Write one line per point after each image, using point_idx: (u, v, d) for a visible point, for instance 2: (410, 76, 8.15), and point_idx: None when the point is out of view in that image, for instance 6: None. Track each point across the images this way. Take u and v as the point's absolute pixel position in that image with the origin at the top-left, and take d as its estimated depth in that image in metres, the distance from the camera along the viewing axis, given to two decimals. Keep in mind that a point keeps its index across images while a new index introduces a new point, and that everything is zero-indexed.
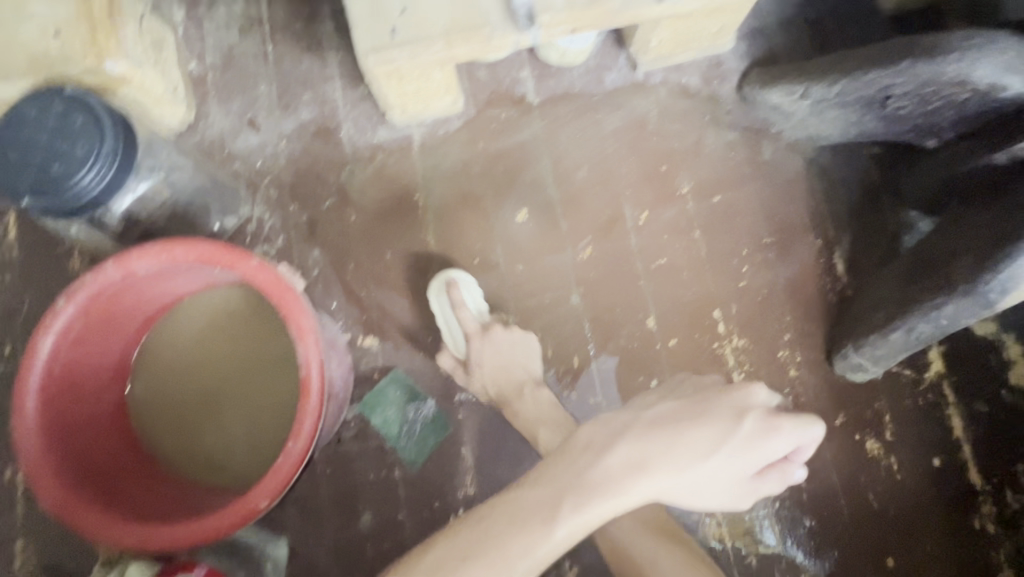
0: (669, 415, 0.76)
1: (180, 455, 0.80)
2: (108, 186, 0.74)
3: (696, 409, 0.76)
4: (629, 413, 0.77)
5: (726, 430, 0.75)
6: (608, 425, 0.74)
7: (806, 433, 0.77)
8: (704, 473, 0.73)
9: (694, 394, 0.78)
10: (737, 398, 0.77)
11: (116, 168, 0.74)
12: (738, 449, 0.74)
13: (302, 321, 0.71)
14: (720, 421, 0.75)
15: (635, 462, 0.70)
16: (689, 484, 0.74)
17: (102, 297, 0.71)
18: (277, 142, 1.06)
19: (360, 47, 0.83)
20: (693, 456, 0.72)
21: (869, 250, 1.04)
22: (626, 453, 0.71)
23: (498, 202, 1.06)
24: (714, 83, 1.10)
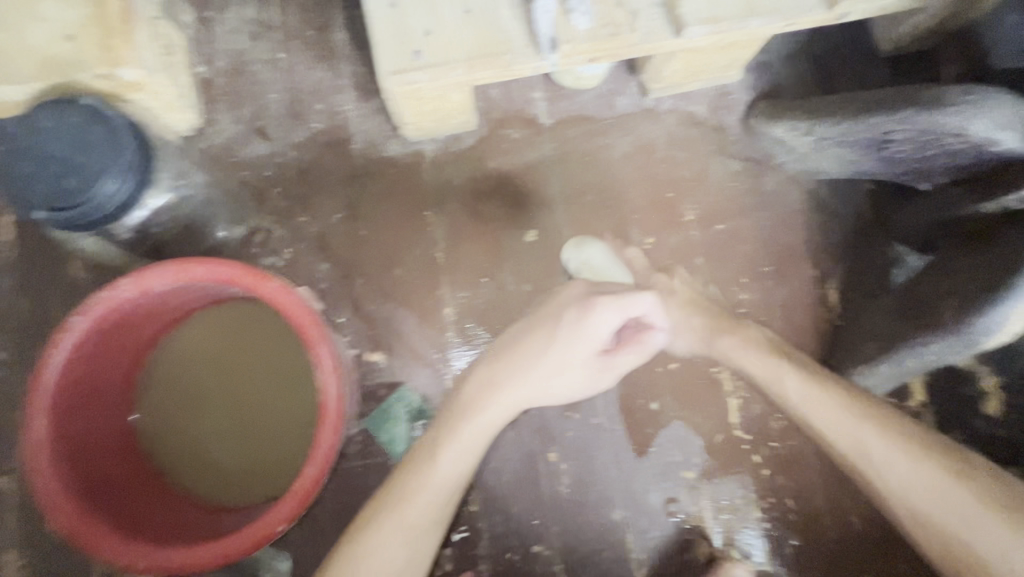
0: (524, 328, 0.81)
1: (185, 474, 0.79)
2: (127, 200, 0.74)
3: (547, 317, 0.80)
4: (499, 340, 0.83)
5: (558, 322, 0.78)
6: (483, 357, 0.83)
7: (632, 306, 0.77)
8: (568, 365, 0.78)
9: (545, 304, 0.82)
10: (570, 296, 0.80)
11: (132, 183, 0.74)
12: (569, 339, 0.77)
13: (321, 346, 0.71)
14: (560, 320, 0.78)
15: (500, 381, 0.78)
16: (561, 379, 0.78)
17: (116, 313, 0.70)
18: (286, 151, 1.05)
19: (383, 68, 0.84)
20: (541, 354, 0.77)
21: (860, 282, 1.09)
22: (492, 372, 0.79)
23: (507, 221, 1.07)
24: (721, 113, 1.13)
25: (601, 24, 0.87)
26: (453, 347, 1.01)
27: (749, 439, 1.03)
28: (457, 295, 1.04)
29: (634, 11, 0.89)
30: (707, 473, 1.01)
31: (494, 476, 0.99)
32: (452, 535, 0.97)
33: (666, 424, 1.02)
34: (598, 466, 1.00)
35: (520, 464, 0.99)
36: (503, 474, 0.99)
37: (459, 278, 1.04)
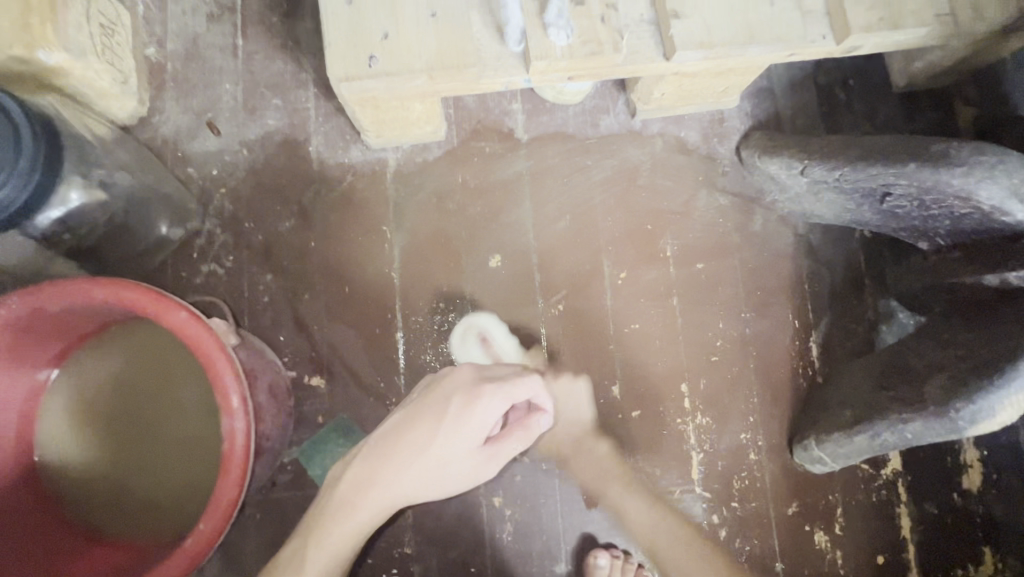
0: (395, 420, 0.73)
1: (91, 498, 0.74)
2: (23, 206, 0.65)
3: (422, 407, 0.72)
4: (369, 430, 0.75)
5: (438, 414, 0.71)
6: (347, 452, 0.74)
7: (519, 392, 0.71)
8: (447, 459, 0.71)
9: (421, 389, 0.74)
10: (451, 381, 0.73)
11: (33, 188, 0.65)
12: (450, 432, 0.70)
13: (232, 390, 0.64)
14: (439, 411, 0.71)
15: (370, 479, 0.71)
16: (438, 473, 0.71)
17: (5, 334, 0.63)
18: (238, 149, 0.97)
19: (333, 73, 0.75)
20: (418, 450, 0.70)
21: (845, 337, 1.02)
22: (361, 471, 0.71)
23: (471, 243, 0.99)
24: (713, 142, 1.05)
25: (581, 40, 0.78)
26: (400, 376, 0.94)
27: (708, 496, 0.96)
28: (409, 320, 0.96)
29: (620, 28, 0.80)
30: (659, 530, 0.95)
31: (433, 517, 0.93)
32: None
33: (622, 475, 0.96)
34: (544, 514, 0.94)
35: (462, 506, 0.93)
36: (442, 515, 0.93)
37: (413, 302, 0.97)
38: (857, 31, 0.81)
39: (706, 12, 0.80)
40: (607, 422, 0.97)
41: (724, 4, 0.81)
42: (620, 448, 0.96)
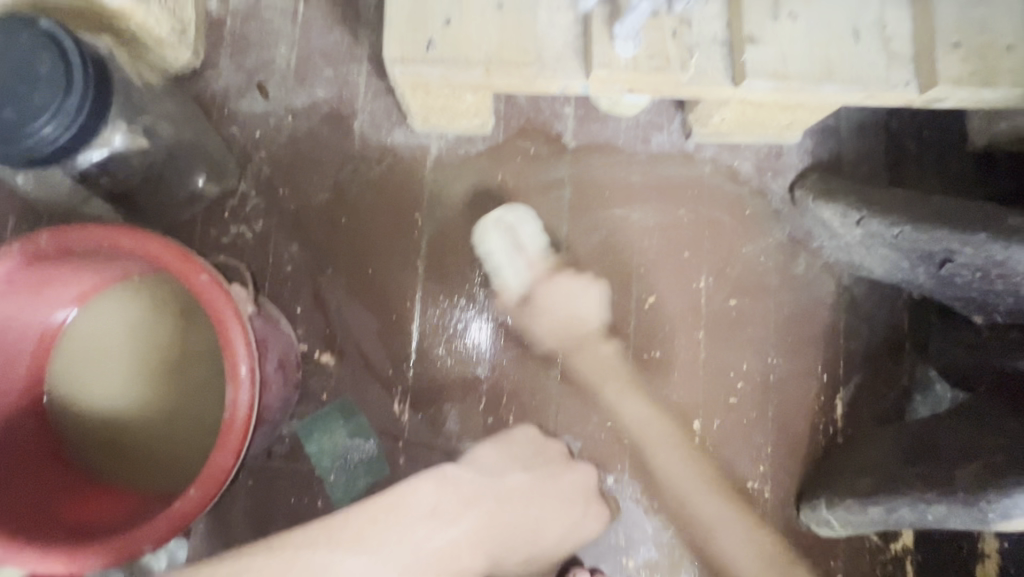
0: (521, 494, 0.92)
1: (91, 444, 0.74)
2: (59, 149, 0.64)
3: (547, 488, 0.91)
4: (482, 480, 0.91)
5: (567, 511, 0.91)
6: (459, 489, 0.90)
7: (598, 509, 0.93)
8: (541, 543, 0.92)
9: (547, 471, 0.92)
10: (582, 487, 0.92)
11: (76, 130, 0.64)
12: (549, 514, 0.91)
13: (240, 359, 0.63)
14: (572, 506, 0.91)
15: (485, 532, 0.91)
16: (519, 555, 0.91)
17: (32, 266, 0.63)
18: (284, 115, 0.97)
19: (389, 53, 0.73)
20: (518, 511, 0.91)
21: (874, 400, 0.97)
22: (475, 522, 0.90)
23: (501, 244, 0.97)
24: (766, 176, 1.00)
25: (648, 54, 0.75)
26: (410, 366, 0.93)
27: (704, 541, 0.93)
28: (428, 312, 0.95)
29: (691, 46, 0.76)
30: (647, 565, 0.92)
31: None
32: None
33: (619, 503, 0.93)
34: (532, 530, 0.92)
35: None
36: None
37: (434, 294, 0.95)
38: (944, 82, 0.76)
39: (784, 41, 0.76)
40: (611, 447, 0.94)
41: (805, 35, 0.76)
42: (621, 476, 0.93)
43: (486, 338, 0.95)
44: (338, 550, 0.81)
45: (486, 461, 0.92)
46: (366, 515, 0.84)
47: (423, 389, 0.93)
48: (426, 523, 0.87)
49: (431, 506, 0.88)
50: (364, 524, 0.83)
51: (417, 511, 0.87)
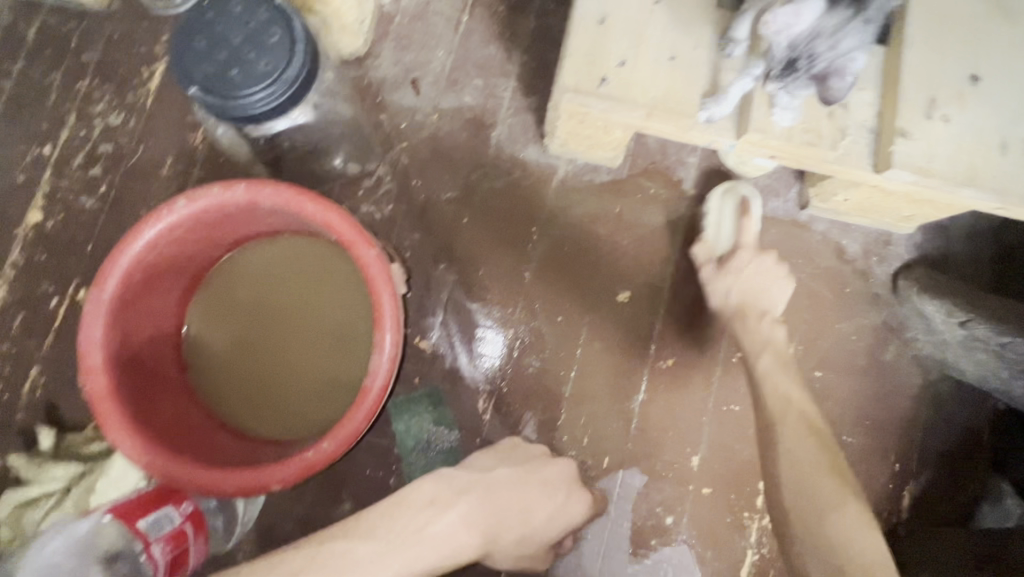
0: (508, 481, 0.82)
1: (217, 379, 0.80)
2: (254, 117, 0.71)
3: (531, 483, 0.83)
4: (472, 474, 0.80)
5: (550, 492, 0.85)
6: (452, 481, 0.77)
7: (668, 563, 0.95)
8: (533, 524, 0.83)
9: (526, 461, 0.85)
10: (564, 474, 0.87)
11: (275, 106, 0.71)
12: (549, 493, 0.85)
13: (388, 333, 0.68)
14: (551, 490, 0.85)
15: (478, 514, 0.77)
16: (513, 537, 0.81)
17: (221, 210, 0.71)
18: (430, 112, 1.03)
19: (563, 80, 0.79)
20: (529, 511, 0.83)
21: (942, 500, 0.97)
22: (475, 506, 0.77)
23: (605, 272, 1.01)
24: (871, 260, 1.03)
25: (800, 127, 0.79)
26: (500, 368, 0.97)
27: None
28: (526, 321, 0.99)
29: (844, 127, 0.80)
30: None
31: None
32: None
33: (672, 545, 0.95)
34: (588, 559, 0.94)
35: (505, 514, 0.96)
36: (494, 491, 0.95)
37: (535, 306, 0.99)
38: None
39: (933, 141, 0.79)
40: (674, 488, 0.96)
41: (954, 139, 0.79)
42: (679, 518, 0.95)
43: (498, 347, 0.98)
44: (354, 537, 0.68)
45: (477, 459, 0.83)
46: (373, 510, 0.71)
47: (508, 392, 0.97)
48: (411, 519, 0.72)
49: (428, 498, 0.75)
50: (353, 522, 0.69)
51: (415, 498, 0.73)
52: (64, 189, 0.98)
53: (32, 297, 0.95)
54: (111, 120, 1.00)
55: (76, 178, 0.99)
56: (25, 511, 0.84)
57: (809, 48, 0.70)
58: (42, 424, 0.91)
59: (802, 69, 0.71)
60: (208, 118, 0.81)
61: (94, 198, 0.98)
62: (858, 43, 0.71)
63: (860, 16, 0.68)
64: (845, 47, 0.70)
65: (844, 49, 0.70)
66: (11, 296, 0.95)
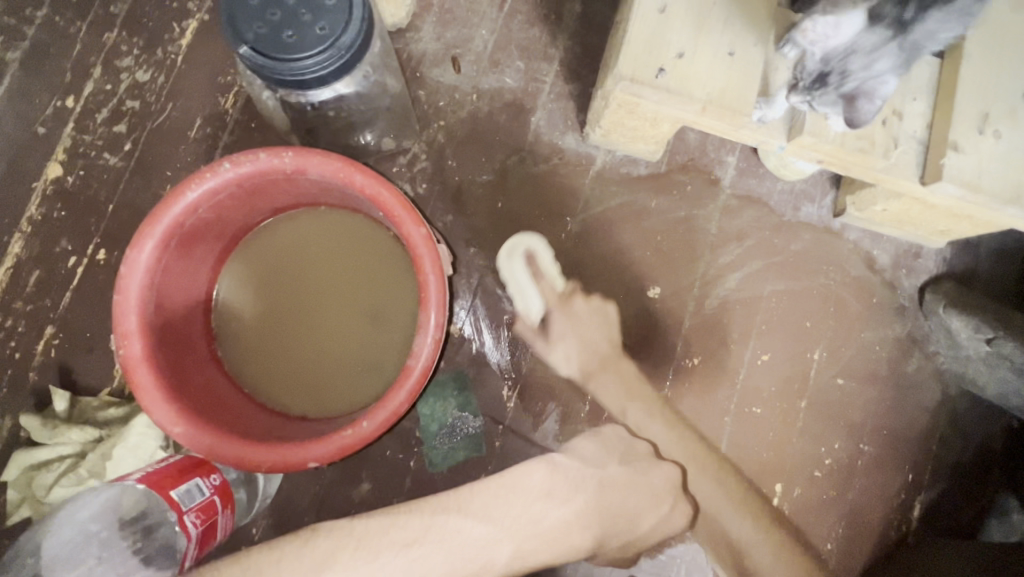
0: (619, 482, 0.94)
1: (247, 350, 0.78)
2: (298, 84, 0.69)
3: (642, 486, 0.95)
4: (589, 470, 0.93)
5: (659, 501, 0.95)
6: (569, 478, 0.92)
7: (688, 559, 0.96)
8: (639, 530, 0.95)
9: (641, 465, 0.96)
10: (669, 482, 0.96)
11: (319, 77, 0.68)
12: (654, 497, 0.95)
13: (432, 315, 0.66)
14: (660, 503, 0.95)
15: (592, 516, 0.93)
16: (618, 541, 0.94)
17: (264, 177, 0.68)
18: (469, 91, 1.01)
19: (620, 68, 0.77)
20: (633, 514, 0.94)
21: (951, 513, 0.98)
22: (583, 503, 0.92)
23: (637, 268, 1.00)
24: (900, 271, 1.03)
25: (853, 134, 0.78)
26: (526, 357, 0.96)
27: None
28: (556, 311, 0.98)
29: (896, 137, 0.80)
30: None
31: None
32: None
33: (687, 542, 0.95)
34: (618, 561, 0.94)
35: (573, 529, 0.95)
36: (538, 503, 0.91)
37: (565, 296, 0.98)
38: None
39: (984, 157, 0.79)
40: (692, 486, 0.96)
41: (1005, 156, 0.79)
42: (695, 515, 0.96)
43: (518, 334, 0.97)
44: (466, 515, 0.87)
45: (590, 453, 0.94)
46: (489, 493, 0.89)
47: (533, 381, 0.96)
48: (523, 504, 0.90)
49: (544, 491, 0.91)
50: (463, 501, 0.88)
51: (530, 492, 0.90)
52: (87, 145, 0.95)
53: (48, 254, 0.92)
54: (139, 76, 0.97)
55: (100, 134, 0.95)
56: (36, 473, 0.82)
57: (842, 62, 0.69)
58: (55, 385, 0.89)
59: (832, 83, 0.70)
60: (252, 79, 0.78)
61: (118, 156, 0.95)
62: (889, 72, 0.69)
63: (898, 40, 0.67)
64: (879, 68, 0.68)
65: (875, 71, 0.68)
66: (27, 251, 0.92)
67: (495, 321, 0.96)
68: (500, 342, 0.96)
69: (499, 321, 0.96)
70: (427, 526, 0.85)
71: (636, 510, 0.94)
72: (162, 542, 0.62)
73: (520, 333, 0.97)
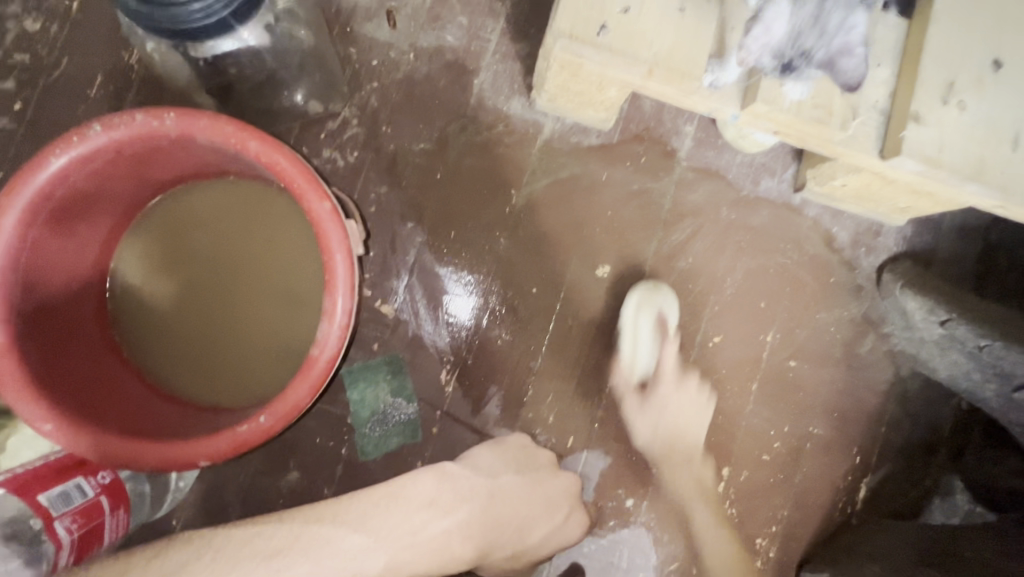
0: (513, 489, 0.83)
1: (148, 335, 0.72)
2: (185, 35, 0.61)
3: (538, 495, 0.83)
4: (481, 477, 0.81)
5: (553, 510, 0.84)
6: (457, 488, 0.79)
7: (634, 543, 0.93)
8: (527, 543, 0.83)
9: (538, 475, 0.85)
10: (569, 491, 0.86)
11: (207, 28, 0.60)
12: (548, 505, 0.83)
13: (339, 300, 0.60)
14: (553, 513, 0.84)
15: (475, 525, 0.78)
16: (504, 553, 0.81)
17: (147, 142, 0.60)
18: (405, 50, 0.92)
19: (557, 23, 0.69)
20: (525, 528, 0.82)
21: (898, 495, 0.97)
22: (475, 513, 0.78)
23: (585, 245, 0.94)
24: (859, 250, 0.99)
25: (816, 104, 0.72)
26: (466, 339, 0.91)
27: None
28: (498, 290, 0.92)
29: (855, 106, 0.73)
30: None
31: None
32: None
33: (631, 527, 0.93)
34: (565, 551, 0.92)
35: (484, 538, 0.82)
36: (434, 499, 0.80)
37: (508, 275, 0.92)
38: None
39: (946, 129, 0.73)
40: (638, 471, 0.93)
41: (967, 129, 0.74)
42: (640, 501, 0.93)
43: (457, 315, 0.91)
44: (341, 524, 0.68)
45: (485, 463, 0.83)
46: (371, 500, 0.73)
47: (473, 365, 0.91)
48: (403, 511, 0.74)
49: (428, 500, 0.76)
50: (339, 508, 0.70)
51: (415, 498, 0.75)
52: None
53: None
54: (29, 25, 0.86)
55: None
56: None
57: (796, 46, 0.69)
58: None
59: (802, 57, 0.69)
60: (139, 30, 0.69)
61: (8, 117, 0.85)
62: (850, 13, 0.69)
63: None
64: (836, 28, 0.69)
65: (836, 29, 0.69)
66: None
67: (432, 301, 0.90)
68: (439, 324, 0.90)
69: (437, 302, 0.91)
70: (294, 535, 0.64)
71: (525, 521, 0.82)
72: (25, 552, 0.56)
73: (459, 313, 0.91)
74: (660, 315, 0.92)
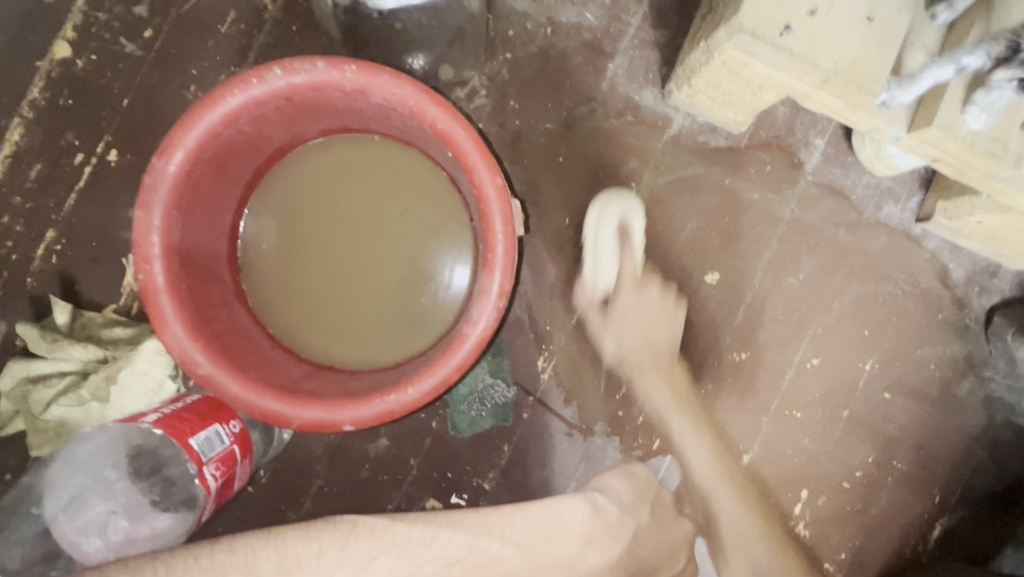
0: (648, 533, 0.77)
1: (273, 287, 0.71)
2: None
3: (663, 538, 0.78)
4: (617, 514, 0.75)
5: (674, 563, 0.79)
6: (610, 523, 0.73)
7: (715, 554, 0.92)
8: None
9: (663, 521, 0.80)
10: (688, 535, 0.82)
11: None
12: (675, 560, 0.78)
13: (496, 280, 0.58)
14: (676, 558, 0.79)
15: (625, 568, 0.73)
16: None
17: (320, 93, 0.58)
18: (543, 23, 0.88)
19: (742, 17, 0.65)
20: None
21: (970, 539, 0.96)
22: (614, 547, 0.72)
23: (697, 248, 0.92)
24: (972, 289, 0.96)
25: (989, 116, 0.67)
26: (566, 329, 0.89)
27: None
28: (603, 282, 0.90)
29: None
30: None
31: (524, 472, 0.88)
32: (452, 495, 0.87)
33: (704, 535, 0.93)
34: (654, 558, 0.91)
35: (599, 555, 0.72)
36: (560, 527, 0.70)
37: None
38: None
39: None
40: None
41: None
42: None
43: (561, 303, 0.89)
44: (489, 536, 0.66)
45: (617, 489, 0.78)
46: (529, 515, 0.70)
47: (571, 356, 0.90)
48: (563, 548, 0.68)
49: (585, 535, 0.71)
50: (492, 519, 0.69)
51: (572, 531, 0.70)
52: (100, 25, 0.82)
53: (52, 147, 0.81)
54: None
55: (117, 15, 0.82)
56: (32, 387, 0.77)
57: None
58: (55, 295, 0.81)
59: None
60: None
61: (136, 44, 0.82)
62: None
63: None
64: None
65: None
66: (27, 140, 0.81)
67: (538, 286, 0.89)
68: (543, 310, 0.89)
69: (542, 287, 0.89)
70: (469, 547, 0.65)
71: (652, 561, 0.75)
72: (184, 497, 0.57)
73: (562, 301, 0.89)
74: (624, 223, 0.86)
